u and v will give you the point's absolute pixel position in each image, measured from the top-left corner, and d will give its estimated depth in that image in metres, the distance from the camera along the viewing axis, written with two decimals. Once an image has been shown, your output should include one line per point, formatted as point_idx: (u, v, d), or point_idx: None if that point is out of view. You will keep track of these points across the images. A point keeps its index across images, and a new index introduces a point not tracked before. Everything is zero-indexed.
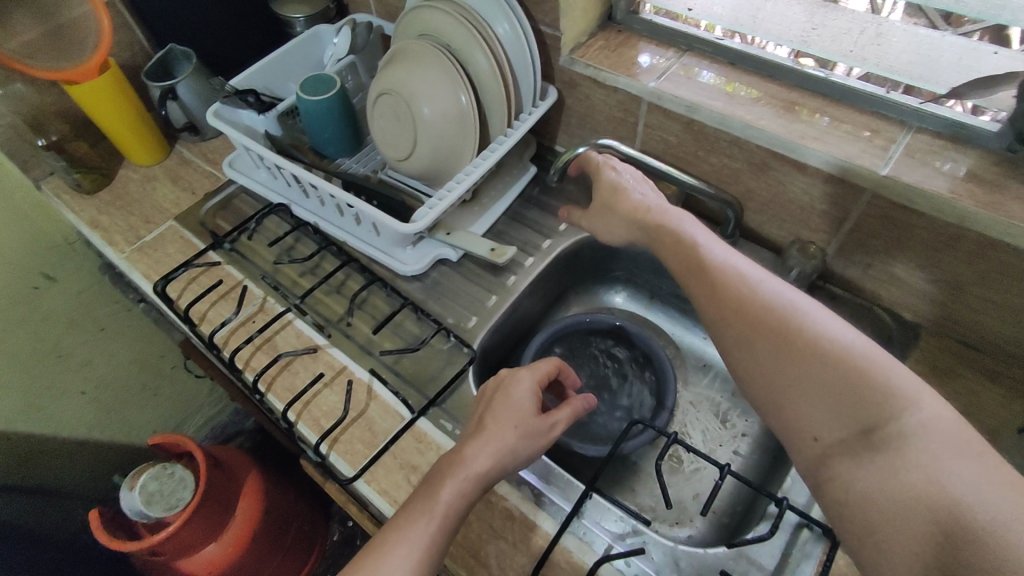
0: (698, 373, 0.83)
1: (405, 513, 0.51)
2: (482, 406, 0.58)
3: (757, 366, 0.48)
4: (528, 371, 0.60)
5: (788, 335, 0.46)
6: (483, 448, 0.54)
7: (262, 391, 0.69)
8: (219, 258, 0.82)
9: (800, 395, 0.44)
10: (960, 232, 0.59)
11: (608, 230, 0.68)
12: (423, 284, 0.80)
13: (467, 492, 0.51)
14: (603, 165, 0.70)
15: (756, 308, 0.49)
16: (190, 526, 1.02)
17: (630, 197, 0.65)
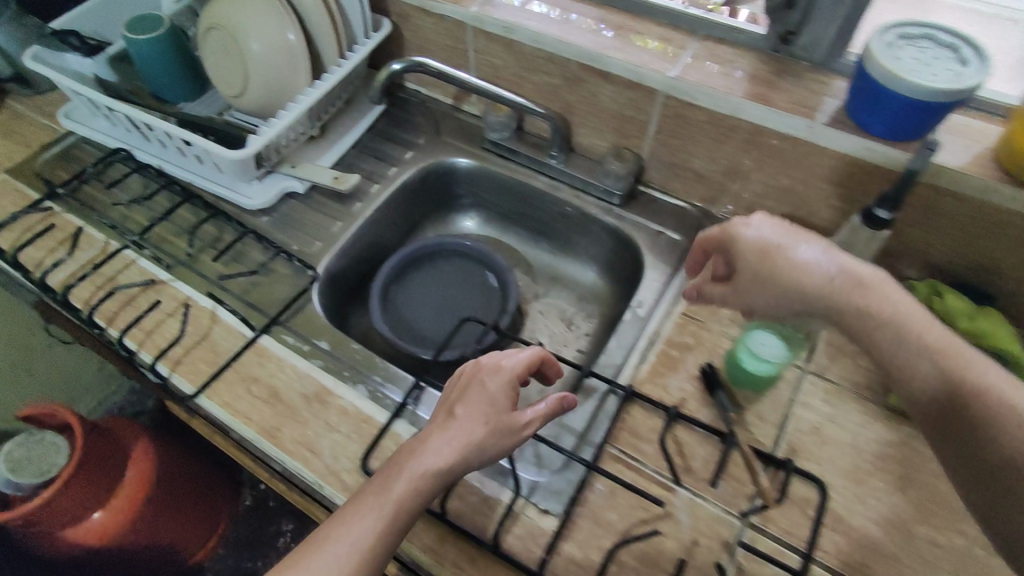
0: (548, 284, 0.89)
1: (354, 499, 0.48)
2: (453, 393, 0.54)
3: (950, 427, 0.42)
4: (508, 358, 0.56)
5: (970, 385, 0.41)
6: (445, 436, 0.49)
7: (101, 326, 0.69)
8: (57, 208, 0.80)
9: (1014, 462, 0.39)
10: (733, 125, 0.67)
11: (756, 305, 0.53)
12: (271, 218, 0.81)
13: (422, 485, 0.48)
14: (752, 221, 0.52)
15: (913, 363, 0.44)
16: (73, 491, 1.02)
17: (794, 255, 0.49)
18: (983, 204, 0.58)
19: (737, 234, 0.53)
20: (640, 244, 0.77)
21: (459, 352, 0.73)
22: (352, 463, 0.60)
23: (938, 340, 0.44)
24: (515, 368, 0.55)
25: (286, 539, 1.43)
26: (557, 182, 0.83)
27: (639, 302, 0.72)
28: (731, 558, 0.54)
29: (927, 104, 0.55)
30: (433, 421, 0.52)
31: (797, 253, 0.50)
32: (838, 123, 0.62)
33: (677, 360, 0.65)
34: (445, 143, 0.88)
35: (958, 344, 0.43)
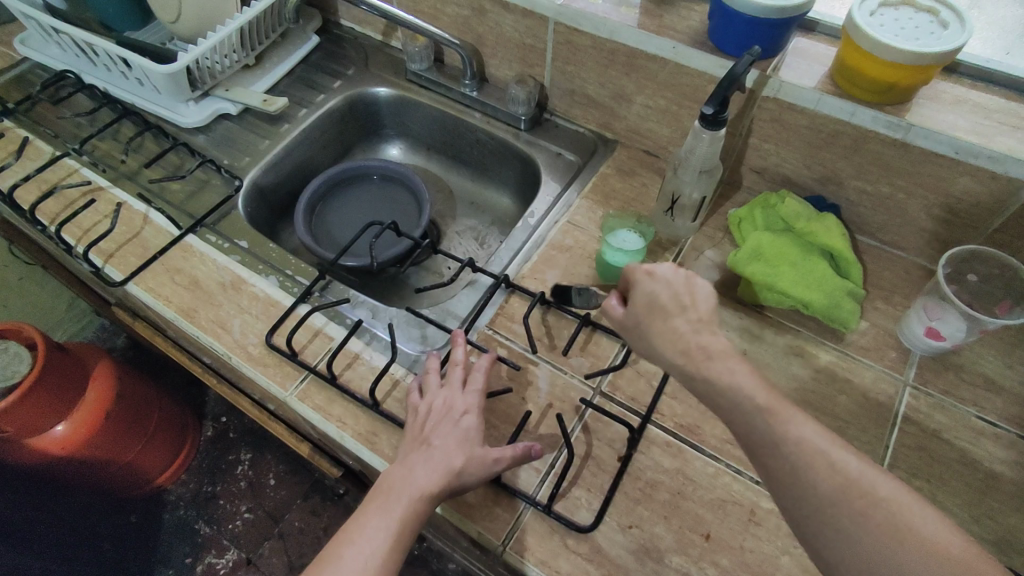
0: (467, 209, 0.96)
1: (358, 524, 0.52)
2: (425, 423, 0.57)
3: (781, 489, 0.41)
4: (468, 391, 0.59)
5: (803, 445, 0.40)
6: (427, 467, 0.53)
7: (43, 223, 0.76)
8: (9, 123, 0.87)
9: (835, 524, 0.38)
10: (615, 48, 0.74)
11: (638, 352, 0.51)
12: (207, 135, 0.88)
13: (416, 513, 0.52)
14: (645, 275, 0.50)
15: (759, 425, 0.42)
16: (38, 396, 1.08)
17: (670, 324, 0.48)
18: (817, 115, 0.66)
19: (633, 287, 0.51)
20: (541, 165, 0.85)
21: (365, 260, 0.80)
22: (258, 338, 0.68)
23: (774, 404, 0.42)
24: (477, 396, 0.59)
25: (245, 467, 1.50)
26: (471, 109, 0.90)
27: (532, 213, 0.79)
28: (578, 420, 0.62)
29: (765, 20, 0.61)
30: (410, 450, 0.55)
31: (677, 319, 0.48)
32: (698, 44, 0.69)
33: (555, 259, 0.73)
34: (372, 74, 0.95)
35: (785, 405, 0.42)
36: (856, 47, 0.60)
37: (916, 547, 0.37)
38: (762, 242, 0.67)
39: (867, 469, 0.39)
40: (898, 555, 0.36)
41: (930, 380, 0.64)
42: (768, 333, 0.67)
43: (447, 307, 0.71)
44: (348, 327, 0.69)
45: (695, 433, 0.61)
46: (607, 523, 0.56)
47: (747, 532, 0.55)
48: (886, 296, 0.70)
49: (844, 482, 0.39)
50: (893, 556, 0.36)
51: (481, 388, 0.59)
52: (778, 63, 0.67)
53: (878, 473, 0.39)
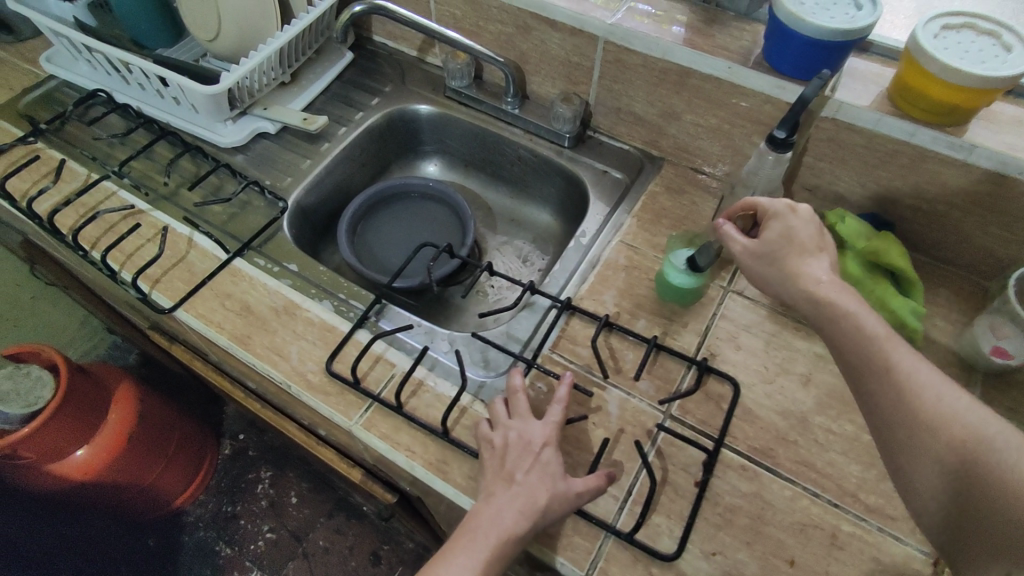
0: (506, 225, 0.96)
1: (444, 561, 0.52)
2: (503, 456, 0.56)
3: (858, 383, 0.47)
4: (544, 424, 0.58)
5: (882, 362, 0.45)
6: (513, 505, 0.52)
7: (86, 248, 0.74)
8: (41, 144, 0.85)
9: (889, 415, 0.44)
10: (668, 67, 0.74)
11: (761, 281, 0.56)
12: (245, 155, 0.86)
13: (503, 552, 0.51)
14: (787, 211, 0.55)
15: (850, 331, 0.48)
16: (59, 421, 1.05)
17: (803, 260, 0.53)
18: (875, 134, 0.67)
19: (768, 220, 0.56)
20: (588, 183, 0.84)
21: (416, 281, 0.78)
22: (317, 365, 0.67)
23: (875, 326, 0.47)
24: (553, 428, 0.58)
25: (265, 486, 1.46)
26: (512, 125, 0.90)
27: (583, 232, 0.79)
28: (652, 444, 0.61)
29: (828, 42, 0.61)
30: (491, 485, 0.54)
31: (812, 257, 0.53)
32: (755, 65, 0.69)
33: (612, 280, 0.73)
34: (410, 90, 0.94)
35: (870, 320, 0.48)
36: (920, 71, 0.60)
37: (958, 440, 0.41)
38: None
39: (937, 382, 0.43)
40: (936, 444, 0.41)
41: (996, 397, 0.64)
42: (832, 353, 0.67)
43: (507, 329, 0.70)
44: (410, 354, 0.68)
45: (769, 456, 0.61)
46: (690, 551, 0.56)
47: (832, 557, 0.55)
48: (945, 312, 0.70)
49: (907, 386, 0.44)
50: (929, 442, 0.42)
51: (558, 420, 0.58)
52: (835, 83, 0.68)
53: (946, 387, 0.43)
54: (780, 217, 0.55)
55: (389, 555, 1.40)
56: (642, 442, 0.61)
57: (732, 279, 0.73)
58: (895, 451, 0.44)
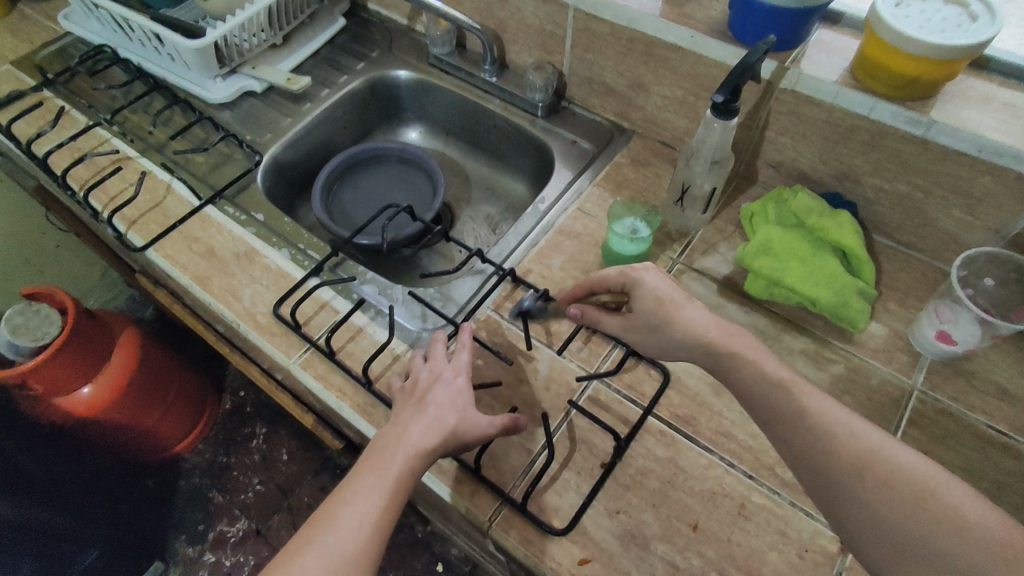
0: (482, 194, 0.97)
1: (349, 485, 0.50)
2: (417, 389, 0.57)
3: (790, 445, 0.46)
4: (456, 361, 0.59)
5: (803, 411, 0.46)
6: (422, 424, 0.53)
7: (74, 189, 0.80)
8: (48, 92, 0.91)
9: (847, 490, 0.43)
10: (634, 37, 0.74)
11: (661, 349, 0.55)
12: (232, 112, 0.90)
13: (412, 470, 0.51)
14: (645, 273, 0.55)
15: (757, 384, 0.49)
16: (65, 355, 1.11)
17: (681, 313, 0.53)
18: (835, 108, 0.64)
19: (636, 289, 0.55)
20: (556, 153, 0.85)
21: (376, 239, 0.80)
22: (267, 307, 0.70)
23: (778, 372, 0.49)
24: (466, 366, 0.59)
25: (258, 440, 1.55)
26: (490, 94, 0.91)
27: (543, 199, 0.79)
28: (563, 421, 0.61)
29: (784, 11, 0.60)
30: (404, 411, 0.55)
31: (686, 308, 0.53)
32: (717, 34, 0.68)
33: (562, 246, 0.74)
34: (395, 57, 0.96)
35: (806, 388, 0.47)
36: (877, 39, 0.58)
37: (920, 499, 0.40)
38: (771, 236, 0.67)
39: (852, 423, 0.45)
40: (913, 515, 0.40)
41: (939, 385, 0.62)
42: (772, 330, 0.67)
43: (450, 290, 0.72)
44: (354, 301, 0.70)
45: (690, 424, 0.61)
46: (594, 508, 0.56)
47: (736, 526, 0.55)
48: (900, 297, 0.68)
49: (827, 433, 0.45)
50: (895, 510, 0.40)
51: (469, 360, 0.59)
52: (799, 54, 0.65)
53: (880, 432, 0.44)
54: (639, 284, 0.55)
55: None
56: (569, 396, 0.62)
57: (683, 252, 0.73)
58: (846, 512, 0.43)
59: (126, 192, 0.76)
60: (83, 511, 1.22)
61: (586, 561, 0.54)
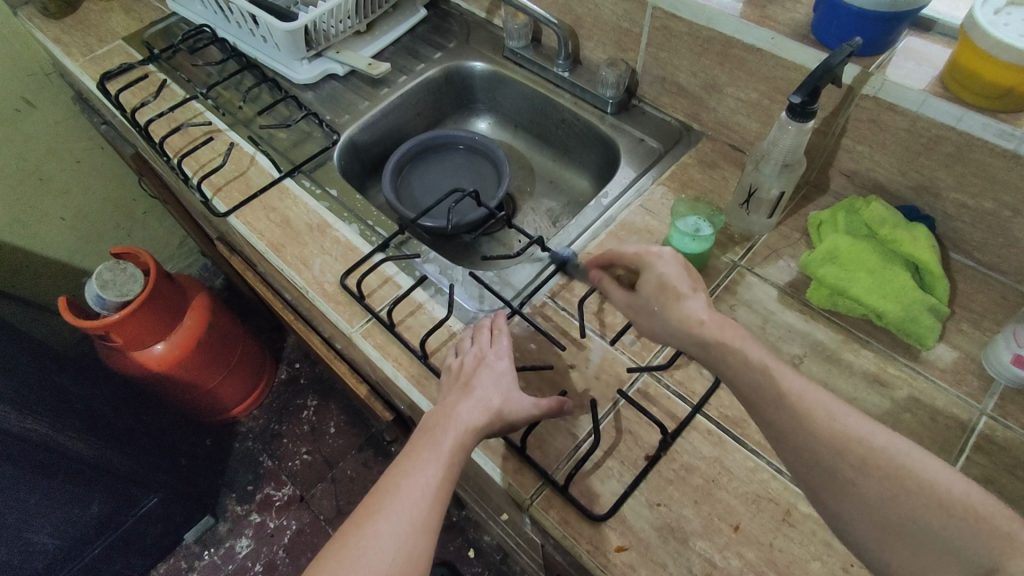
0: (544, 186, 0.99)
1: (407, 460, 0.52)
2: (461, 374, 0.59)
3: (799, 456, 0.44)
4: (497, 346, 0.61)
5: (810, 416, 0.44)
6: (470, 403, 0.55)
7: (169, 156, 0.86)
8: (152, 67, 0.98)
9: (867, 497, 0.41)
10: (711, 39, 0.74)
11: (655, 332, 0.57)
12: (315, 93, 0.95)
13: (464, 445, 0.53)
14: (657, 261, 0.57)
15: (759, 386, 0.47)
16: (144, 311, 1.19)
17: (680, 303, 0.54)
18: (919, 118, 0.62)
19: (646, 269, 0.57)
20: (623, 150, 0.85)
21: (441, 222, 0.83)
22: (334, 277, 0.73)
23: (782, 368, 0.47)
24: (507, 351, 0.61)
25: (309, 412, 1.62)
26: (561, 88, 0.92)
27: (606, 194, 0.80)
28: (611, 409, 0.62)
29: (873, 13, 0.59)
30: (452, 392, 0.57)
31: (687, 299, 0.54)
32: (800, 37, 0.67)
33: (622, 240, 0.74)
34: (471, 48, 0.99)
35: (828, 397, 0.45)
36: (971, 47, 0.56)
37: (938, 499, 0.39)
38: (839, 244, 0.66)
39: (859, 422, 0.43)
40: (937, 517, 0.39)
41: (1011, 413, 0.59)
42: (833, 341, 0.65)
43: (509, 275, 0.73)
44: (416, 278, 0.73)
45: (739, 426, 0.60)
46: (635, 498, 0.57)
47: (779, 531, 0.54)
48: (974, 318, 0.65)
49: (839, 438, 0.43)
50: (896, 506, 0.40)
51: (509, 344, 0.61)
52: (886, 61, 0.63)
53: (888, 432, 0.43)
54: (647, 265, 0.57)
55: None
56: (618, 387, 0.63)
57: (745, 255, 0.72)
58: (869, 522, 0.40)
59: (215, 161, 0.82)
60: (154, 459, 1.28)
61: (624, 549, 0.54)
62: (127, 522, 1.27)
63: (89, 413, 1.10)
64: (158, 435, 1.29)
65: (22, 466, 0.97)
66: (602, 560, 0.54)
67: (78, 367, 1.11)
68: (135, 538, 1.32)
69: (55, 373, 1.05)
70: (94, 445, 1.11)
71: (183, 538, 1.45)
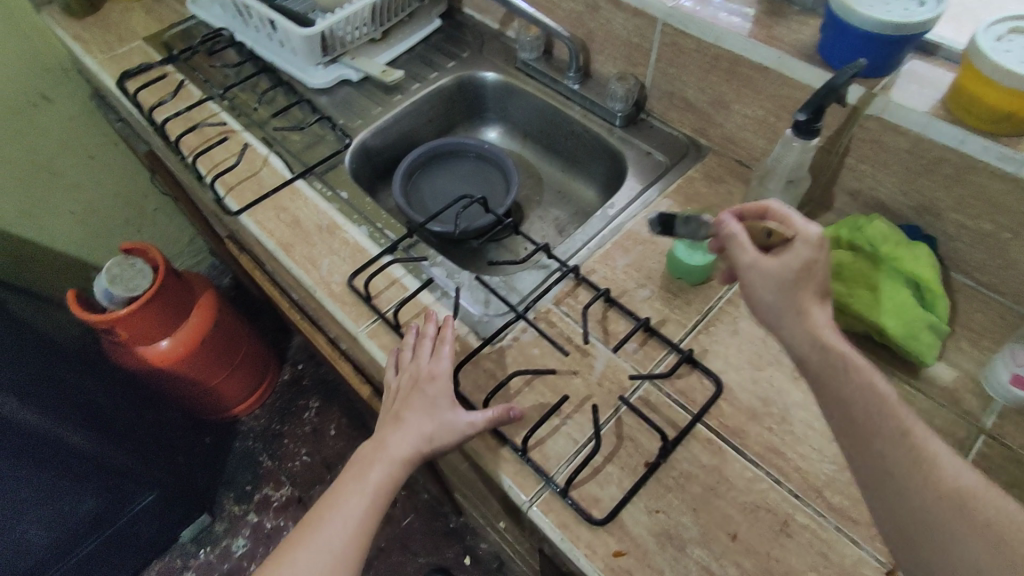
0: (553, 196, 1.00)
1: (344, 485, 0.60)
2: (399, 399, 0.63)
3: (874, 469, 0.46)
4: (437, 364, 0.62)
5: (893, 427, 0.46)
6: (396, 436, 0.60)
7: (184, 154, 0.88)
8: (170, 67, 1.00)
9: (928, 520, 0.43)
10: (720, 57, 0.75)
11: (756, 310, 0.54)
12: (329, 97, 0.97)
13: (391, 474, 0.59)
14: (813, 241, 0.52)
15: (856, 395, 0.47)
16: (148, 309, 1.20)
17: (815, 303, 0.51)
18: (921, 139, 0.63)
19: (795, 245, 0.52)
20: (630, 162, 0.87)
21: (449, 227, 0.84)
22: (342, 277, 0.75)
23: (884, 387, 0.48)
24: (445, 374, 0.62)
25: (310, 413, 1.63)
26: (571, 100, 0.94)
27: (612, 205, 0.81)
28: (613, 415, 0.63)
29: (878, 36, 0.60)
30: (388, 419, 0.62)
31: (817, 303, 0.52)
32: (806, 57, 0.68)
33: (628, 250, 0.76)
34: (484, 58, 1.01)
35: (905, 410, 0.46)
36: (972, 71, 0.57)
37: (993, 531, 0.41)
38: (841, 260, 0.67)
39: (940, 450, 0.45)
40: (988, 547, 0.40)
41: (1010, 433, 0.60)
42: None
43: (515, 279, 0.74)
44: (423, 281, 0.74)
45: (739, 436, 0.61)
46: (634, 503, 0.57)
47: (777, 541, 0.55)
48: (975, 338, 0.66)
49: (918, 459, 0.44)
50: (952, 522, 0.42)
51: (448, 365, 0.62)
52: (889, 83, 0.65)
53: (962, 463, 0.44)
54: (804, 241, 0.52)
55: (404, 501, 1.43)
56: (620, 393, 0.64)
57: None
58: (926, 540, 0.43)
59: (228, 160, 0.83)
60: (150, 456, 1.27)
61: (622, 554, 0.55)
62: (123, 519, 1.27)
63: (90, 407, 1.11)
64: (152, 434, 1.28)
65: (9, 453, 0.96)
66: (599, 564, 0.54)
67: (76, 359, 1.10)
68: (130, 535, 1.32)
69: (58, 367, 1.05)
70: (91, 441, 1.11)
71: (178, 536, 1.44)
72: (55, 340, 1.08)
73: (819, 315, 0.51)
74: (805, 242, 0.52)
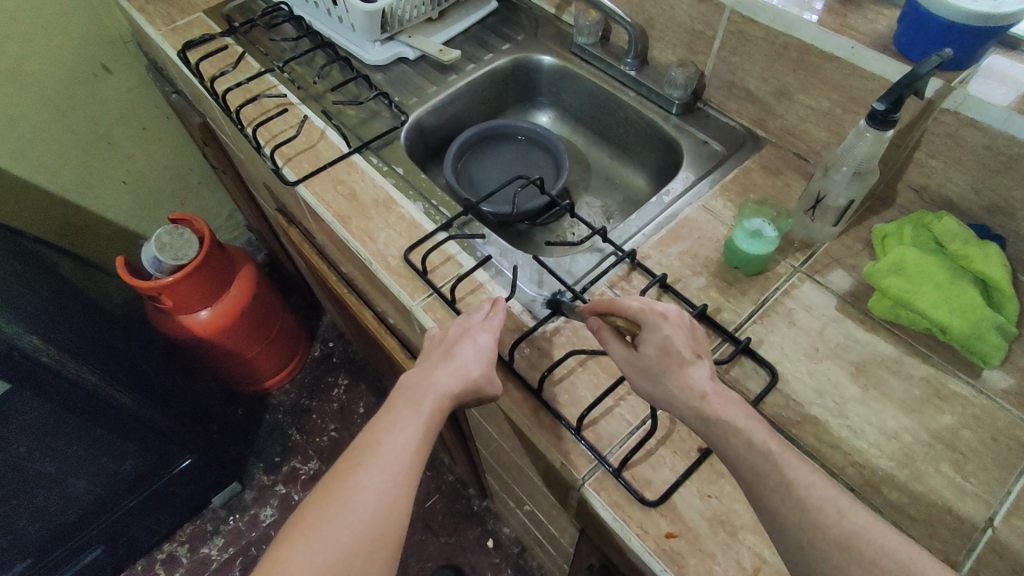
0: (601, 183, 1.00)
1: (387, 418, 0.54)
2: (442, 343, 0.61)
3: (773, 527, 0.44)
4: (486, 321, 0.63)
5: (784, 487, 0.44)
6: (448, 370, 0.58)
7: (243, 124, 0.89)
8: (230, 38, 1.01)
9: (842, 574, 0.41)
10: (787, 47, 0.74)
11: (653, 398, 0.53)
12: (384, 74, 0.98)
13: (441, 407, 0.56)
14: (657, 319, 0.53)
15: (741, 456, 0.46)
16: (195, 279, 1.23)
17: (685, 371, 0.51)
18: (1000, 135, 0.62)
19: (649, 328, 0.53)
20: (685, 150, 0.86)
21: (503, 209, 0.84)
22: (398, 251, 0.75)
23: (766, 443, 0.46)
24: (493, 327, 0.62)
25: (340, 390, 1.66)
26: (627, 86, 0.93)
27: (667, 192, 0.81)
28: None
29: (964, 27, 0.59)
30: (433, 358, 0.60)
31: (691, 366, 0.51)
32: (880, 48, 0.67)
33: (682, 237, 0.75)
34: (539, 42, 1.01)
35: (793, 462, 0.45)
36: None
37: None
38: (906, 256, 0.66)
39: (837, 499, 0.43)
40: None
41: None
42: (892, 353, 0.65)
43: (569, 262, 0.75)
44: (477, 259, 0.74)
45: (794, 426, 0.61)
46: (687, 487, 0.57)
47: None
48: None
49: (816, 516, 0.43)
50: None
51: (498, 320, 0.63)
52: (968, 76, 0.63)
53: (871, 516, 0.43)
54: (654, 321, 0.53)
55: (429, 482, 1.45)
56: None
57: (806, 261, 0.73)
58: None
59: (288, 131, 0.85)
60: (190, 423, 1.29)
61: (673, 536, 0.55)
62: (161, 479, 1.30)
63: (134, 371, 1.12)
64: (192, 401, 1.30)
65: (59, 406, 0.99)
66: (651, 544, 0.54)
67: (121, 327, 1.12)
68: (167, 496, 1.35)
69: (106, 333, 1.07)
70: (138, 402, 1.14)
71: (211, 501, 1.48)
72: (105, 311, 1.10)
73: (699, 379, 0.50)
74: (657, 323, 0.53)
